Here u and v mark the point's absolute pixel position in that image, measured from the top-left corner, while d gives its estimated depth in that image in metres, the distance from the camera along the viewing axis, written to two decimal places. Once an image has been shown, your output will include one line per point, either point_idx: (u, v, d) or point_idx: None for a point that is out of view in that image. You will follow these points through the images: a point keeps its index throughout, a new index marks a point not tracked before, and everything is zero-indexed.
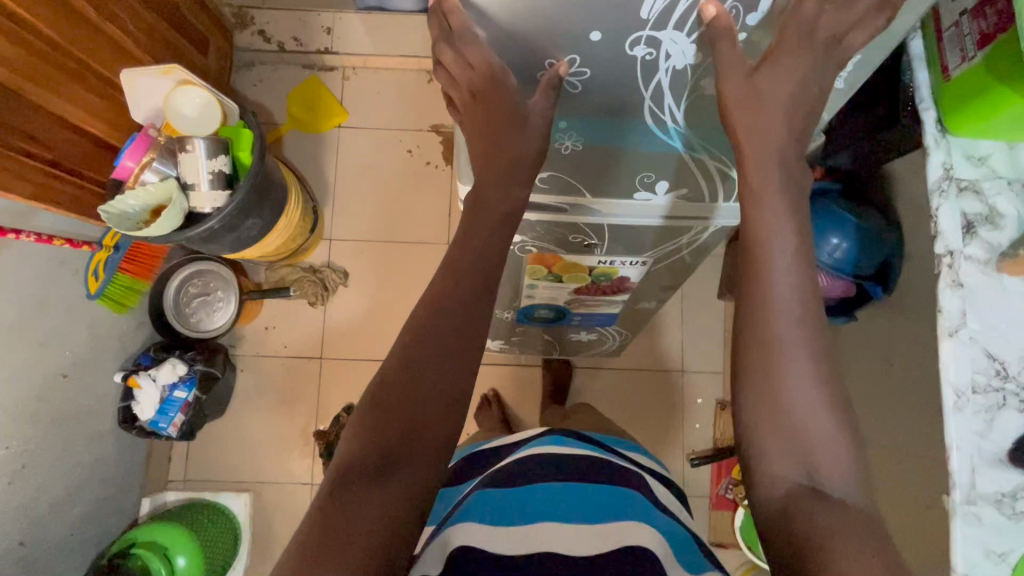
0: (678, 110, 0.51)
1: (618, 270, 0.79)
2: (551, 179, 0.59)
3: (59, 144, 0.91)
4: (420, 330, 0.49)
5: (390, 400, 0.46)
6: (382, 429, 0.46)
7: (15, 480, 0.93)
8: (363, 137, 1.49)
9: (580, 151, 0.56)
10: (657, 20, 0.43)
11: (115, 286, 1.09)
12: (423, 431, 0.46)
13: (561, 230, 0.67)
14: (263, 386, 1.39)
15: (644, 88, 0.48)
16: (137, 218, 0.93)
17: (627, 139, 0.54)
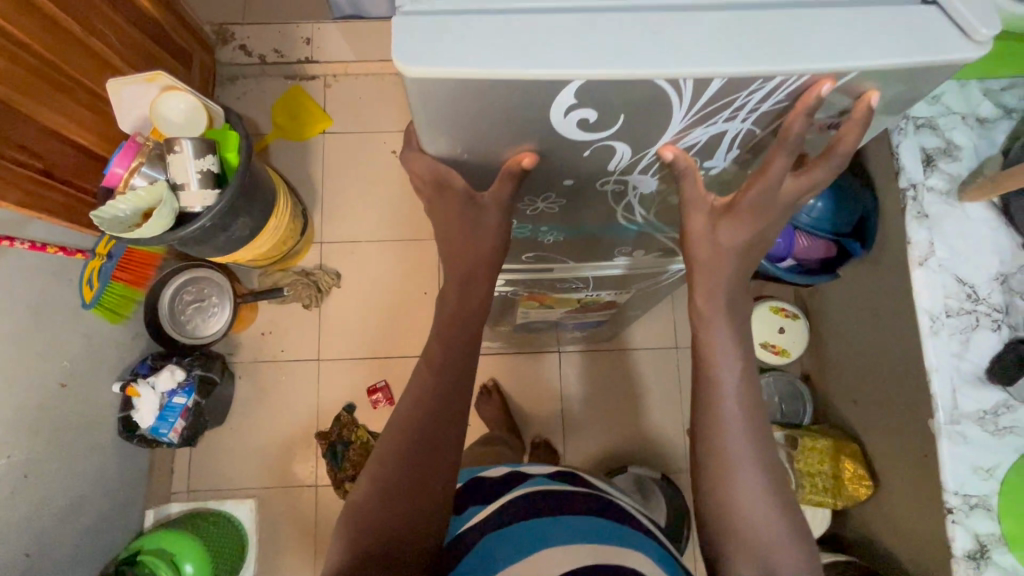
0: (639, 211, 0.62)
1: (601, 297, 0.99)
2: (537, 259, 0.76)
3: (50, 154, 0.93)
4: (412, 411, 0.57)
5: (392, 483, 0.54)
6: (387, 510, 0.53)
7: (19, 489, 0.93)
8: (349, 141, 1.52)
9: (560, 240, 0.69)
10: (621, 169, 0.51)
11: (110, 294, 1.10)
12: (420, 498, 0.54)
13: (548, 282, 0.86)
14: (262, 392, 1.39)
15: (614, 203, 0.59)
16: (128, 221, 0.94)
17: (596, 231, 0.68)
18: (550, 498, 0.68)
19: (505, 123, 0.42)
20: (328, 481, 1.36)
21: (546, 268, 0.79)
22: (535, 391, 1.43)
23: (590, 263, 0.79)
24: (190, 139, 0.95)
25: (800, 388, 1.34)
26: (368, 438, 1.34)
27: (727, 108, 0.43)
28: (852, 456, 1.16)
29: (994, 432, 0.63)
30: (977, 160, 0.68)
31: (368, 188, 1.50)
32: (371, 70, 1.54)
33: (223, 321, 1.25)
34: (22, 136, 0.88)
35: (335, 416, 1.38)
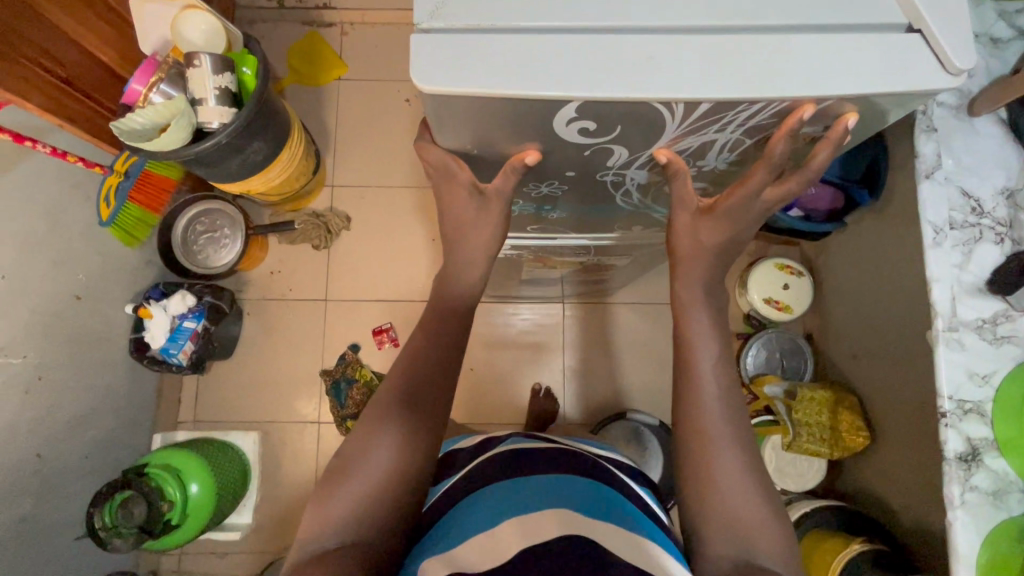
0: (644, 198, 0.61)
1: (609, 260, 0.94)
2: (540, 227, 0.71)
3: (72, 65, 0.95)
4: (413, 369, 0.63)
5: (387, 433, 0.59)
6: (379, 457, 0.58)
7: (32, 390, 0.96)
8: (363, 88, 1.53)
9: (564, 217, 0.66)
10: (621, 165, 0.48)
11: (127, 215, 1.12)
12: (410, 451, 0.59)
13: (549, 248, 0.81)
14: (269, 329, 1.41)
15: (616, 193, 0.58)
16: (147, 134, 0.96)
17: (600, 210, 0.64)
18: (527, 459, 0.65)
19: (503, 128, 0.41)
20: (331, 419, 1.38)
21: (547, 236, 0.75)
22: (539, 342, 1.44)
23: (598, 230, 0.73)
24: (209, 55, 0.96)
25: (801, 346, 1.35)
26: (371, 377, 1.36)
27: (717, 123, 0.39)
28: (850, 407, 1.16)
29: (992, 340, 0.63)
30: (989, 78, 0.68)
31: (380, 136, 1.51)
32: (386, 18, 1.54)
33: (234, 251, 1.27)
34: (45, 41, 0.89)
35: (340, 355, 1.39)
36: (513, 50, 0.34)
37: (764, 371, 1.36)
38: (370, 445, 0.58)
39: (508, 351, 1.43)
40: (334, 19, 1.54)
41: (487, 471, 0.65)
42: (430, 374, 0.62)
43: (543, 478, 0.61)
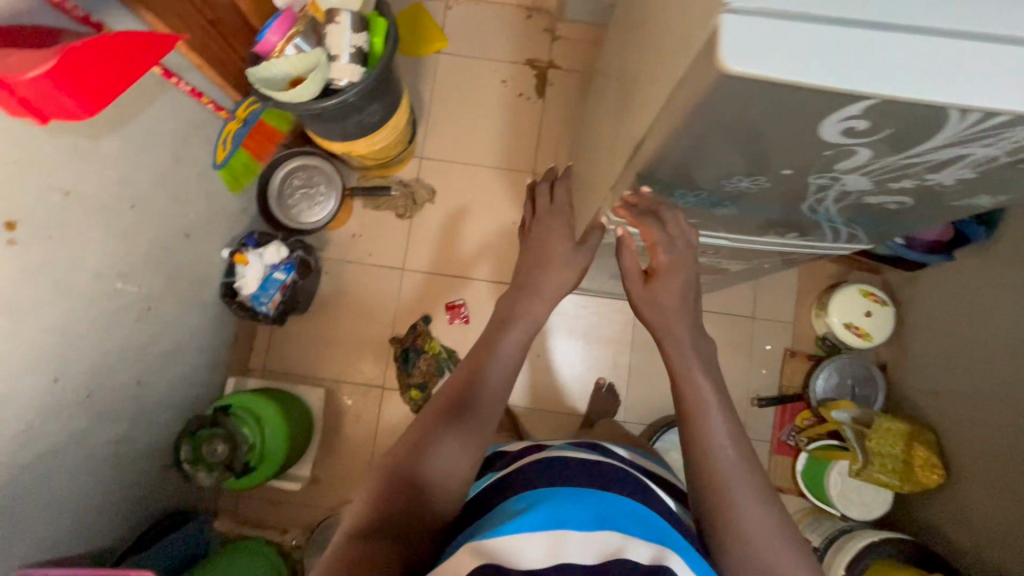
0: (826, 204, 0.54)
1: (723, 264, 0.90)
2: (692, 220, 0.66)
3: (222, 10, 0.98)
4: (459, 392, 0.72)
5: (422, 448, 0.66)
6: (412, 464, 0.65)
7: (141, 319, 0.99)
8: (461, 64, 1.53)
9: (730, 213, 0.61)
10: (849, 166, 0.44)
11: (237, 160, 1.15)
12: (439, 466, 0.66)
13: (679, 243, 0.77)
14: (344, 290, 1.43)
15: (810, 195, 0.52)
16: (277, 84, 0.99)
17: (769, 211, 0.59)
18: (562, 468, 0.69)
19: (752, 127, 0.41)
20: (395, 385, 1.40)
21: (688, 230, 0.72)
22: (606, 337, 1.44)
23: (744, 233, 0.69)
24: (349, 12, 0.99)
25: (875, 376, 1.33)
26: (440, 351, 1.38)
27: (994, 137, 0.38)
28: (926, 443, 1.16)
29: None
30: None
31: (472, 114, 1.51)
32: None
33: (330, 208, 1.30)
34: None
35: (411, 325, 1.41)
36: (829, 40, 0.33)
37: (834, 397, 1.34)
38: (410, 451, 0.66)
39: (575, 343, 1.43)
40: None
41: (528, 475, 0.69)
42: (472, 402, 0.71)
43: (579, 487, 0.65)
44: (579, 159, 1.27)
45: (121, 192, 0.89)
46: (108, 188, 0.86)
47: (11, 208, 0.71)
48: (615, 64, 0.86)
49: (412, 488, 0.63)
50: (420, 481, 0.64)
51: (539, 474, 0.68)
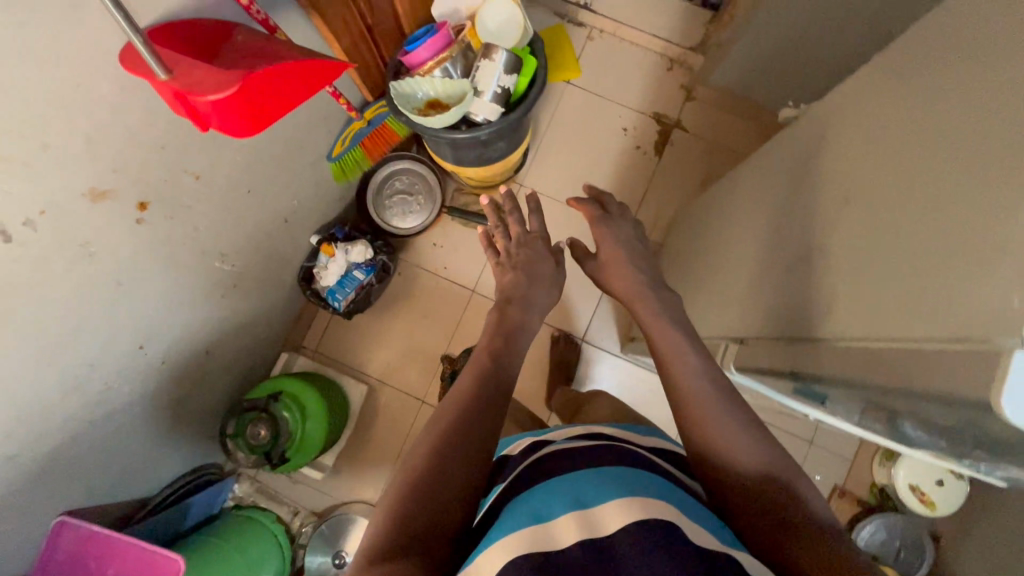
0: (994, 469, 0.52)
1: None
2: (841, 406, 0.60)
3: (379, 16, 0.96)
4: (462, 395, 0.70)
5: (429, 454, 0.62)
6: (423, 477, 0.60)
7: (227, 295, 1.00)
8: (587, 100, 1.48)
9: (894, 427, 0.56)
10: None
11: (352, 156, 1.14)
12: (450, 468, 0.61)
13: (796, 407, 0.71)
14: (411, 296, 1.42)
15: (990, 463, 0.50)
16: (416, 103, 0.99)
17: (933, 444, 0.55)
18: (569, 462, 0.63)
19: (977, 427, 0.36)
20: (435, 403, 1.39)
21: (827, 407, 0.64)
22: (655, 418, 1.39)
23: (879, 435, 0.64)
24: (505, 51, 0.95)
25: (925, 546, 1.24)
26: None
27: None
28: None
29: None
30: None
31: (583, 152, 1.46)
32: (638, 37, 1.47)
33: (422, 222, 1.28)
34: None
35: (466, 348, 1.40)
36: None
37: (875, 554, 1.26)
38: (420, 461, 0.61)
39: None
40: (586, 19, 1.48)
41: (534, 472, 0.64)
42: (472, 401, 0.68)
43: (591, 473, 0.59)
44: (684, 239, 1.21)
45: (243, 177, 0.89)
46: (233, 173, 0.87)
47: (149, 190, 0.72)
48: (771, 187, 0.80)
49: (423, 496, 0.58)
50: (432, 487, 0.59)
51: (544, 470, 0.63)
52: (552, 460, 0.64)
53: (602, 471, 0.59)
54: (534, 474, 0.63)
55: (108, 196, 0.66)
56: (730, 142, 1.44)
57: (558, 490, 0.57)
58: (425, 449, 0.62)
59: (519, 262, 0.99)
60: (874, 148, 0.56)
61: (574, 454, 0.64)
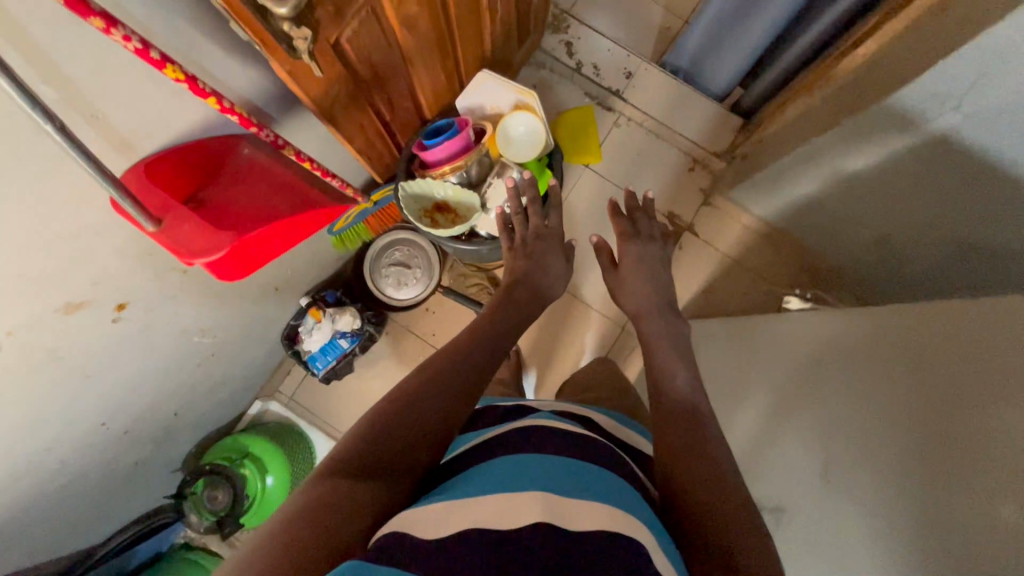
0: None
1: None
2: None
3: (399, 110, 0.93)
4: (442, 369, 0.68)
5: (394, 420, 0.59)
6: (377, 442, 0.57)
7: (203, 363, 0.99)
8: (603, 187, 1.46)
9: None
10: None
11: (353, 230, 1.12)
12: (411, 443, 0.58)
13: None
14: (395, 358, 1.41)
15: None
16: (420, 204, 0.96)
17: None
18: (542, 445, 0.63)
19: None
20: None
21: None
22: None
23: None
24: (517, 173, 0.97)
25: None
26: None
27: None
28: None
29: None
30: None
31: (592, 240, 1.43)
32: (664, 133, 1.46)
33: (416, 293, 1.25)
34: (394, 91, 0.87)
35: None
36: None
37: None
38: (389, 419, 0.59)
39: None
40: (616, 106, 1.47)
41: (509, 442, 0.64)
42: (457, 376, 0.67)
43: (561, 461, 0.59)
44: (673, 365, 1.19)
45: None
46: None
47: (130, 293, 0.70)
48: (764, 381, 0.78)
49: (378, 456, 0.56)
50: (386, 451, 0.57)
51: (517, 442, 0.63)
52: (524, 436, 0.65)
53: (572, 461, 0.60)
54: (506, 444, 0.64)
55: (84, 306, 0.65)
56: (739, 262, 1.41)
57: (527, 469, 0.57)
58: (394, 408, 0.61)
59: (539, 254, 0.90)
60: (879, 431, 0.55)
61: (549, 436, 0.65)
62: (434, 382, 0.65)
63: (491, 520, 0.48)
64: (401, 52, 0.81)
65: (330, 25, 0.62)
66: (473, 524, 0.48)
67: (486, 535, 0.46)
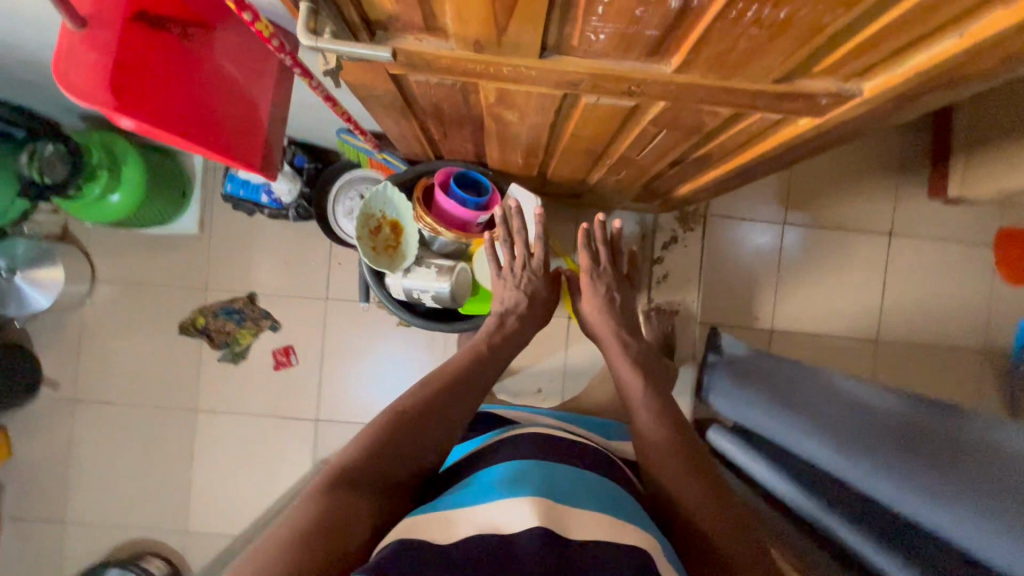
0: None
1: None
2: None
3: (452, 143, 0.87)
4: (458, 378, 0.73)
5: (387, 439, 0.63)
6: (376, 458, 0.62)
7: None
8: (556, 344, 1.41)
9: None
10: None
11: (353, 151, 1.08)
12: (407, 457, 0.64)
13: None
14: (297, 241, 1.39)
15: None
16: (386, 210, 0.92)
17: None
18: (520, 452, 0.67)
19: None
20: (205, 299, 1.39)
21: None
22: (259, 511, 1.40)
23: None
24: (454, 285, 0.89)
25: None
26: (241, 344, 1.39)
27: None
28: None
29: None
30: None
31: None
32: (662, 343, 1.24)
33: (350, 234, 1.20)
34: (456, 133, 0.82)
35: (268, 313, 1.39)
36: None
37: None
38: (384, 437, 0.63)
39: (248, 462, 1.41)
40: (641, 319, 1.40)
41: (495, 451, 0.70)
42: (455, 386, 0.72)
43: (540, 466, 0.64)
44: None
45: None
46: None
47: None
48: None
49: (378, 475, 0.61)
50: (386, 465, 0.62)
51: (502, 451, 0.69)
52: (502, 447, 0.70)
53: (549, 467, 0.64)
54: (494, 454, 0.69)
55: None
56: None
57: (509, 474, 0.61)
58: (392, 425, 0.64)
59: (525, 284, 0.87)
60: None
61: (530, 446, 0.70)
62: (437, 394, 0.70)
63: (481, 524, 0.53)
64: (481, 124, 0.75)
65: (394, 65, 0.56)
66: (475, 529, 0.52)
67: (486, 539, 0.51)
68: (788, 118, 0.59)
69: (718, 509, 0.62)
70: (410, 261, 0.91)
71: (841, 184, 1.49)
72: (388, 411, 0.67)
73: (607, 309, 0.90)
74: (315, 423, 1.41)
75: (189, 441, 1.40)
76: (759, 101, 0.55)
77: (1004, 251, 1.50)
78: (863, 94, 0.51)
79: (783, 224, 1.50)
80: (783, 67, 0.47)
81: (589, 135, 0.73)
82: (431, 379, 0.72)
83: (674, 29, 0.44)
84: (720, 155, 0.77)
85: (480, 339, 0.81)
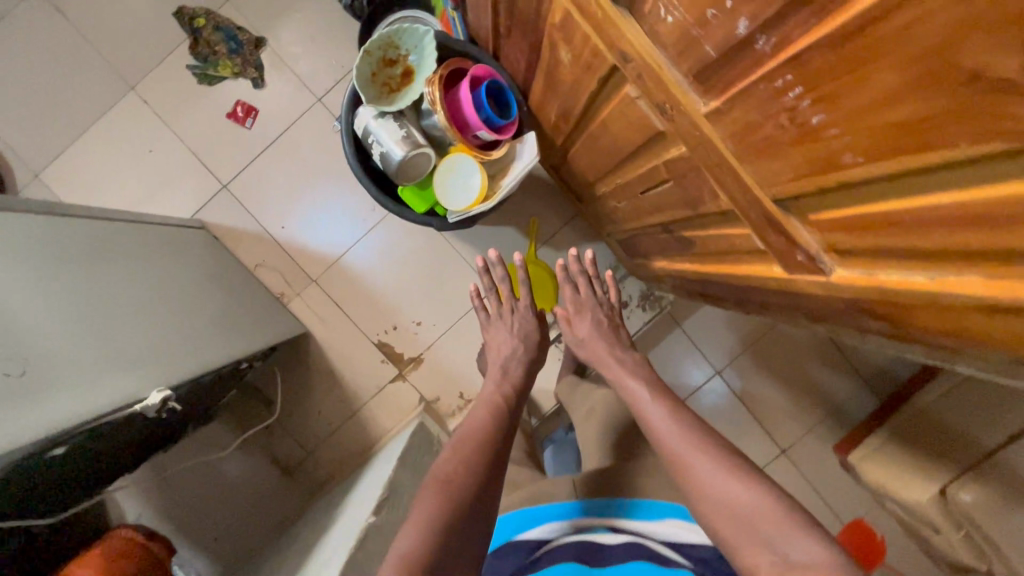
0: None
1: None
2: None
3: (512, 48, 0.82)
4: (493, 442, 0.83)
5: (449, 521, 0.70)
6: (439, 542, 0.68)
7: None
8: (464, 302, 1.37)
9: None
10: None
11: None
12: (457, 533, 0.70)
13: None
14: (338, 35, 1.32)
15: None
16: (412, 56, 0.87)
17: None
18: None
19: None
20: (220, 9, 1.30)
21: None
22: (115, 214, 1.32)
23: None
24: (410, 156, 0.83)
25: None
26: (217, 72, 1.30)
27: None
28: None
29: None
30: None
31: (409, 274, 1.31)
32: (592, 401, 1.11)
33: None
34: (519, 39, 0.76)
35: (262, 67, 1.31)
36: None
37: None
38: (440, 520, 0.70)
39: (140, 167, 1.33)
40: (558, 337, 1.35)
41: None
42: (495, 466, 0.79)
43: None
44: (226, 296, 1.14)
45: None
46: None
47: None
48: (85, 322, 0.74)
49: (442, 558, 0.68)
50: (448, 548, 0.69)
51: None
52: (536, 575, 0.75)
53: None
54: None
55: None
56: (347, 407, 1.38)
57: None
58: (450, 510, 0.71)
59: (517, 327, 1.06)
60: None
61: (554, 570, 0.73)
62: (485, 484, 0.76)
63: None
64: (541, 45, 0.70)
65: None
66: None
67: None
68: (765, 253, 0.56)
69: (739, 477, 0.65)
70: (396, 112, 0.86)
71: (782, 379, 1.51)
72: (443, 487, 0.74)
73: (599, 328, 1.00)
74: (220, 188, 1.34)
75: (105, 108, 1.32)
76: (751, 209, 0.51)
77: (855, 540, 1.37)
78: (831, 277, 0.48)
79: (714, 370, 1.50)
80: (788, 184, 0.43)
81: (613, 133, 0.69)
82: (463, 444, 0.82)
83: (725, 59, 0.40)
84: (701, 250, 0.74)
85: (495, 393, 0.94)
